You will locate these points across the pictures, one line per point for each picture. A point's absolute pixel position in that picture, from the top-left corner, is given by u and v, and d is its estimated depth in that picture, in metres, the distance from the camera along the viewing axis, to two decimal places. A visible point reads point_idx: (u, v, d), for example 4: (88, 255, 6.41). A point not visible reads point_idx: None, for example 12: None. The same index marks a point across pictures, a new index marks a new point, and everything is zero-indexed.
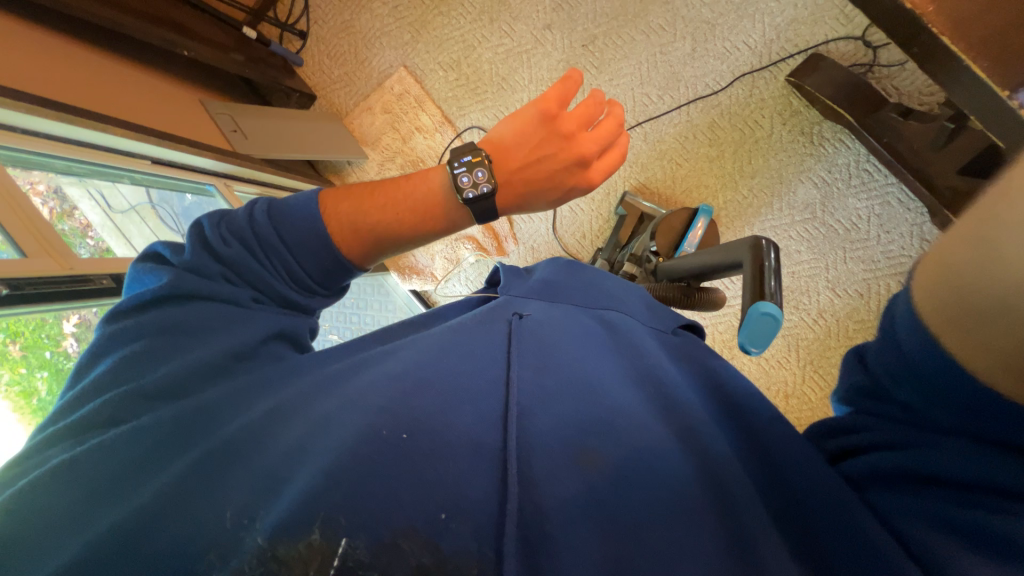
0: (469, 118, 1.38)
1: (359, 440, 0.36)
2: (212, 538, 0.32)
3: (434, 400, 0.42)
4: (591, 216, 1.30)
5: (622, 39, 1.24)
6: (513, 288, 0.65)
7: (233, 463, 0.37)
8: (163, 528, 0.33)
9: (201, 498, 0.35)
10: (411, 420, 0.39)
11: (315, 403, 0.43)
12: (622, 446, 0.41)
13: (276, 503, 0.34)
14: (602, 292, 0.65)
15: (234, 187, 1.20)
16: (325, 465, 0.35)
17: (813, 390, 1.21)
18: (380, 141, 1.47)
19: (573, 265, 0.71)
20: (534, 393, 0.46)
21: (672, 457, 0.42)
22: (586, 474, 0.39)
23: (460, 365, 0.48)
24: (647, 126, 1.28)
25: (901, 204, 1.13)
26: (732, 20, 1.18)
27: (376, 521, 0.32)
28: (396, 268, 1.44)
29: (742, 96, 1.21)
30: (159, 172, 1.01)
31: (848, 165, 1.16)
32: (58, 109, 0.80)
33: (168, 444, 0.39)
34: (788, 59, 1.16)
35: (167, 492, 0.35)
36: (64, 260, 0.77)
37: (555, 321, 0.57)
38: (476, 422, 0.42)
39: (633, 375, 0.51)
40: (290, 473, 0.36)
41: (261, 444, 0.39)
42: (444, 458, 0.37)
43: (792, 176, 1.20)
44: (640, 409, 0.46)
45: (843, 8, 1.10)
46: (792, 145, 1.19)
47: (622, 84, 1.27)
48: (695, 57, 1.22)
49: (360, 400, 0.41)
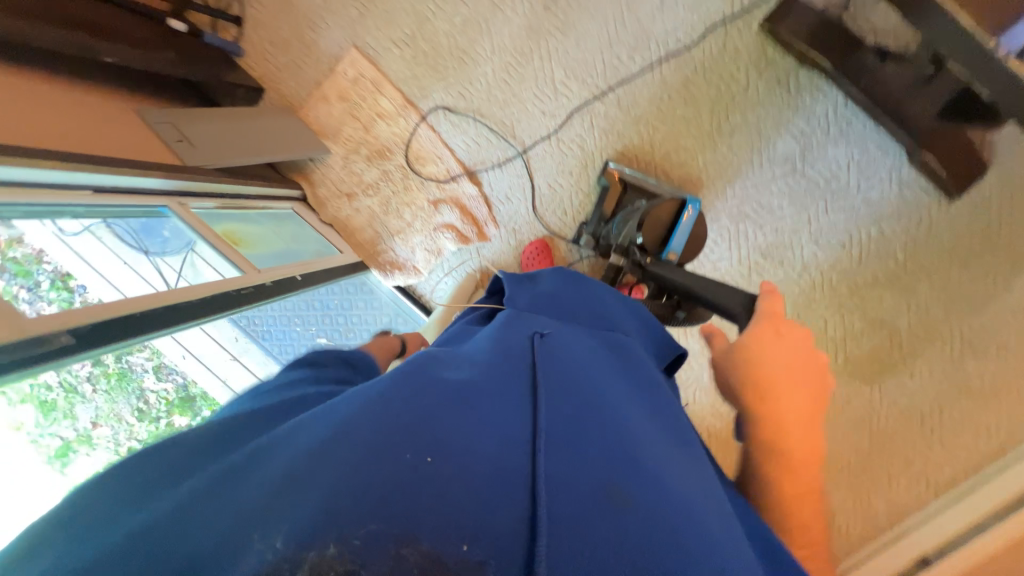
0: (433, 97, 1.29)
1: (384, 461, 0.38)
2: (228, 537, 0.34)
3: (460, 420, 0.43)
4: (571, 192, 1.27)
5: None
6: (519, 301, 0.66)
7: (261, 476, 0.39)
8: (194, 527, 0.35)
9: (229, 498, 0.37)
10: (436, 443, 0.40)
11: (333, 412, 0.43)
12: (648, 485, 0.43)
13: (295, 507, 0.35)
14: (615, 310, 0.70)
15: (190, 205, 1.04)
16: (336, 487, 0.36)
17: None
18: (341, 133, 1.33)
19: (578, 277, 0.73)
20: (563, 417, 0.48)
21: (689, 492, 0.45)
22: (621, 516, 0.39)
23: (490, 386, 0.49)
24: (621, 91, 1.20)
25: (880, 149, 1.13)
26: None
27: (386, 529, 0.34)
28: (376, 265, 1.38)
29: (717, 49, 1.15)
30: (103, 202, 0.87)
31: (827, 114, 1.14)
32: (16, 153, 0.72)
33: (210, 449, 0.42)
34: (761, 5, 1.11)
35: (198, 499, 0.37)
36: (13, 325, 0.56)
37: (574, 341, 0.60)
38: (500, 445, 0.43)
39: (651, 407, 0.55)
40: (311, 482, 0.37)
41: (281, 454, 0.40)
42: (468, 481, 0.39)
43: (771, 130, 1.17)
44: (653, 437, 0.50)
45: None
46: (770, 97, 1.15)
47: (589, 47, 1.19)
48: (664, 10, 1.15)
49: (385, 411, 0.42)
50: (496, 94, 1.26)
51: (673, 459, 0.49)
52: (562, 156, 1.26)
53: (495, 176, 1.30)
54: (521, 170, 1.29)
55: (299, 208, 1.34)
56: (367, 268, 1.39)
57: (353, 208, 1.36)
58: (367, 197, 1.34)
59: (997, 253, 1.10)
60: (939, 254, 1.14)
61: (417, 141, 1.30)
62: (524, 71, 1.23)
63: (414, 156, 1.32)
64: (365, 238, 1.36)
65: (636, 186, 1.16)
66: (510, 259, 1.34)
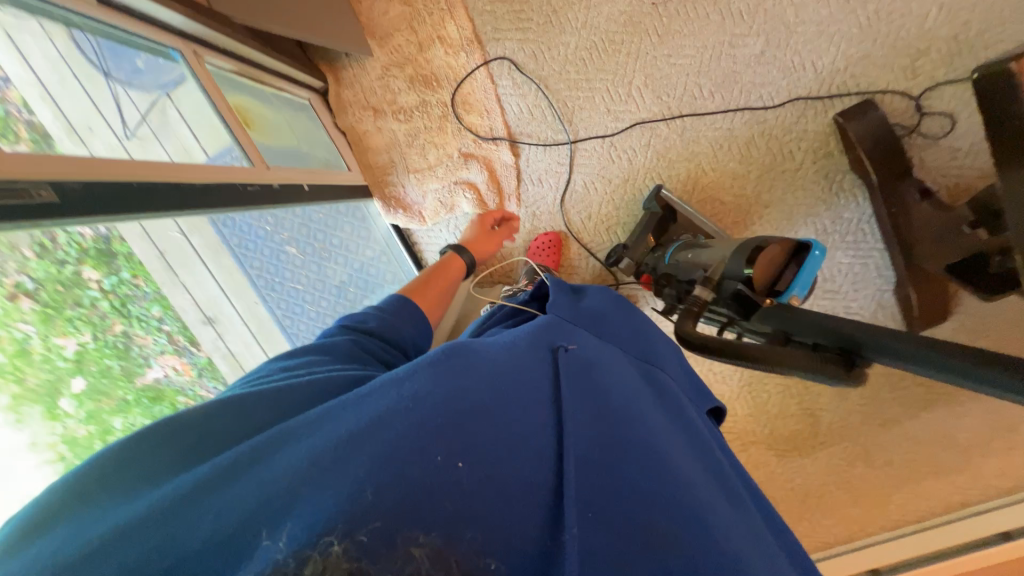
0: (503, 45, 1.17)
1: (413, 463, 0.37)
2: (244, 520, 0.34)
3: (487, 431, 0.43)
4: (603, 200, 1.24)
5: (695, 13, 1.11)
6: (560, 309, 0.67)
7: (282, 459, 0.38)
8: (208, 509, 0.35)
9: (244, 482, 0.37)
10: (466, 448, 0.40)
11: (365, 404, 0.43)
12: (691, 527, 0.42)
13: (314, 499, 0.34)
14: (651, 340, 0.70)
15: (205, 58, 0.89)
16: (363, 480, 0.35)
17: (741, 407, 1.39)
18: (391, 39, 1.17)
19: (623, 301, 0.75)
20: (594, 440, 0.47)
21: (730, 532, 0.43)
22: (655, 555, 0.39)
23: (517, 398, 0.48)
24: (690, 122, 1.18)
25: (877, 269, 1.22)
26: (811, 33, 1.10)
27: (395, 529, 0.33)
28: (381, 197, 1.27)
29: (789, 121, 1.16)
30: (103, 19, 0.71)
31: (851, 221, 1.20)
32: None
33: (231, 423, 0.43)
34: (845, 96, 1.12)
35: (217, 477, 0.37)
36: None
37: (608, 363, 0.60)
38: (529, 458, 0.43)
39: (688, 439, 0.55)
40: (333, 474, 0.36)
41: (301, 441, 0.40)
42: (491, 495, 0.39)
43: (800, 217, 1.21)
44: (688, 463, 0.50)
45: (914, 61, 1.09)
46: (813, 186, 1.19)
47: (678, 64, 1.14)
48: (761, 61, 1.13)
49: (412, 414, 0.41)
50: (569, 70, 1.17)
51: (708, 492, 0.48)
52: (608, 162, 1.22)
53: (536, 153, 1.23)
54: (563, 159, 1.23)
55: (316, 101, 1.17)
56: (370, 197, 1.27)
57: (375, 126, 1.22)
58: (395, 120, 1.22)
59: (919, 387, 1.23)
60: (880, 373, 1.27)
61: (471, 84, 1.19)
62: (607, 59, 1.16)
63: (462, 98, 1.20)
64: (379, 163, 1.25)
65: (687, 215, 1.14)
66: (521, 241, 1.30)
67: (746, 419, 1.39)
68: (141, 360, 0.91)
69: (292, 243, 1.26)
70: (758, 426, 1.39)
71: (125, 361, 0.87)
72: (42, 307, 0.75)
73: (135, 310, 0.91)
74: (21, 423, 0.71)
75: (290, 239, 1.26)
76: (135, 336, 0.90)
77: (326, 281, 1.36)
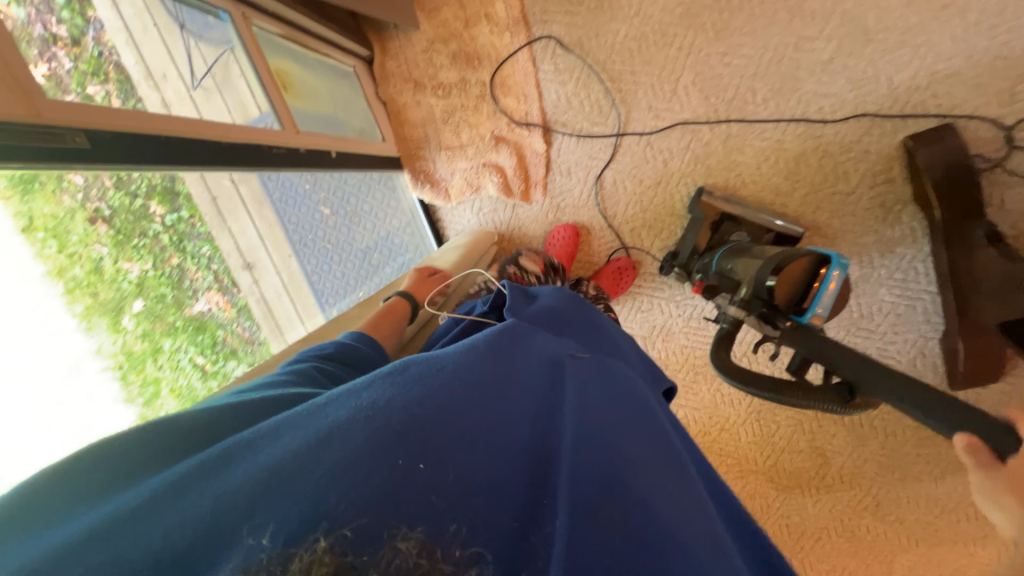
0: (550, 28, 1.13)
1: (376, 469, 0.40)
2: (215, 522, 0.37)
3: (445, 432, 0.44)
4: (630, 200, 1.21)
5: (761, 10, 1.02)
6: (518, 312, 0.68)
7: (245, 461, 0.41)
8: (174, 515, 0.38)
9: (212, 484, 0.40)
10: (426, 449, 0.43)
11: (323, 410, 0.45)
12: (639, 504, 0.46)
13: (289, 498, 0.38)
14: (606, 337, 0.71)
15: (253, 21, 0.91)
16: (328, 485, 0.39)
17: (747, 433, 1.33)
18: (438, 13, 1.17)
19: (577, 298, 0.75)
20: (554, 435, 0.50)
21: (676, 510, 0.48)
22: (610, 534, 0.44)
23: (478, 394, 0.50)
24: (736, 127, 1.10)
25: (925, 313, 1.11)
26: (893, 43, 0.99)
27: (373, 524, 0.37)
28: (412, 170, 1.29)
29: (849, 138, 1.05)
30: None
31: (903, 257, 1.09)
32: None
33: (185, 440, 0.44)
34: (920, 118, 1.01)
35: (177, 488, 0.40)
36: (30, 103, 0.48)
37: (567, 358, 0.60)
38: (490, 456, 0.45)
39: (648, 430, 0.57)
40: (299, 474, 0.39)
41: (261, 448, 0.42)
42: (458, 501, 0.41)
43: (845, 245, 1.12)
44: (647, 456, 0.53)
45: (1012, 85, 0.95)
46: (864, 214, 1.09)
47: (733, 64, 1.06)
48: (827, 69, 1.03)
49: (374, 418, 0.43)
50: (615, 61, 1.12)
51: (662, 477, 0.51)
52: (641, 161, 1.17)
53: (570, 144, 1.20)
54: (602, 153, 1.19)
55: (360, 70, 1.20)
56: (401, 169, 1.29)
57: (413, 100, 1.25)
58: (434, 96, 1.23)
59: (951, 448, 1.14)
60: (908, 424, 1.17)
61: (512, 66, 1.17)
62: (656, 53, 1.10)
63: (502, 79, 1.19)
64: (414, 137, 1.27)
65: (737, 221, 1.10)
66: (541, 230, 1.29)
67: (750, 447, 1.33)
68: (190, 293, 1.00)
69: (326, 204, 1.32)
70: (761, 457, 1.32)
71: (177, 291, 0.98)
72: (115, 232, 0.87)
73: (190, 247, 1.00)
74: (91, 330, 0.84)
75: (324, 200, 1.32)
76: (187, 270, 1.00)
77: (354, 245, 1.40)
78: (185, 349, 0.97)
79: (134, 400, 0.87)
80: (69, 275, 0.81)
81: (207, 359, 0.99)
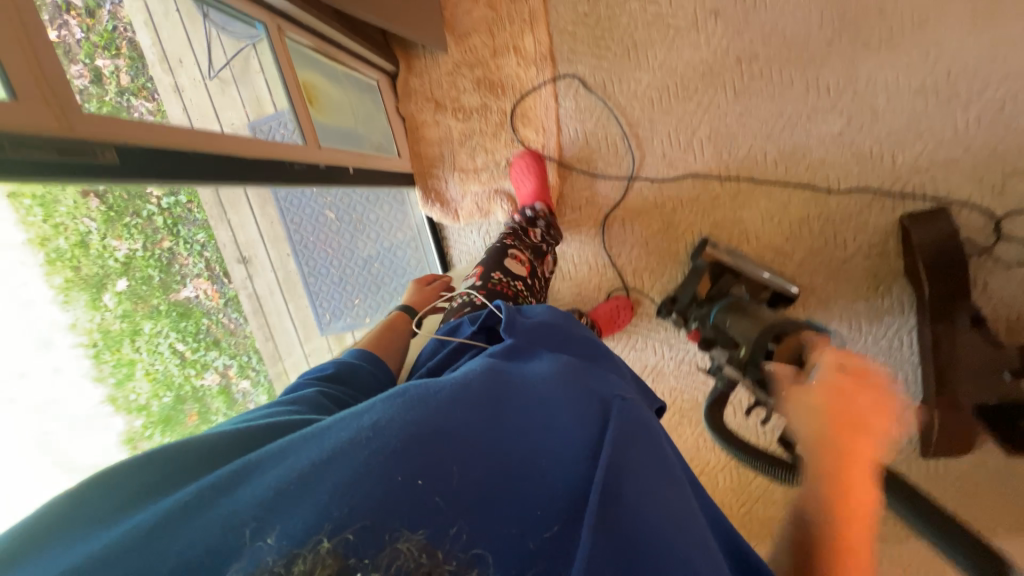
0: (576, 67, 1.16)
1: (376, 486, 0.40)
2: (217, 542, 0.37)
3: (443, 448, 0.44)
4: (635, 242, 1.23)
5: (780, 79, 1.06)
6: (513, 330, 0.68)
7: (248, 481, 0.41)
8: (178, 540, 0.37)
9: (217, 506, 0.39)
10: (425, 465, 0.42)
11: (325, 434, 0.45)
12: (636, 504, 0.46)
13: (292, 511, 0.38)
14: (601, 355, 0.71)
15: (286, 33, 0.91)
16: (330, 499, 0.38)
17: (724, 479, 1.35)
18: (467, 39, 1.18)
19: (568, 318, 0.75)
20: (550, 444, 0.49)
21: (673, 514, 0.47)
22: (612, 537, 0.43)
23: (471, 410, 0.49)
24: (745, 185, 1.13)
25: (904, 382, 1.16)
26: (898, 127, 1.04)
27: (373, 528, 0.37)
28: (423, 188, 1.29)
29: (850, 209, 1.10)
30: None
31: (889, 327, 1.14)
32: None
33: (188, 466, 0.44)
34: (917, 198, 1.06)
35: (181, 510, 0.39)
36: (63, 116, 0.48)
37: (559, 370, 0.60)
38: (488, 470, 0.44)
39: (647, 430, 0.56)
40: (303, 492, 0.39)
41: (266, 470, 0.42)
42: (460, 516, 0.40)
43: (836, 309, 1.16)
44: (646, 456, 0.51)
45: (1004, 179, 1.01)
46: (857, 282, 1.13)
47: (748, 126, 1.10)
48: (836, 142, 1.07)
49: (374, 438, 0.43)
50: (635, 108, 1.15)
51: (662, 482, 0.50)
52: (650, 206, 1.20)
53: (583, 181, 1.23)
54: (613, 194, 1.21)
55: (383, 84, 1.21)
56: (412, 185, 1.29)
57: (432, 119, 1.25)
58: (454, 118, 1.24)
59: None
60: None
61: (535, 100, 1.19)
62: (675, 106, 1.13)
63: (523, 110, 1.21)
64: (429, 155, 1.27)
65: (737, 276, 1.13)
66: None
67: (726, 492, 1.35)
68: (178, 278, 1.00)
69: (331, 208, 1.29)
70: (735, 503, 1.35)
71: (165, 275, 0.96)
72: (106, 210, 0.77)
73: (184, 232, 0.96)
74: (68, 304, 0.82)
75: (330, 204, 1.28)
76: (178, 255, 0.98)
77: (356, 254, 1.38)
78: (165, 334, 0.99)
79: (105, 378, 0.89)
80: (52, 247, 0.76)
81: (186, 346, 1.02)
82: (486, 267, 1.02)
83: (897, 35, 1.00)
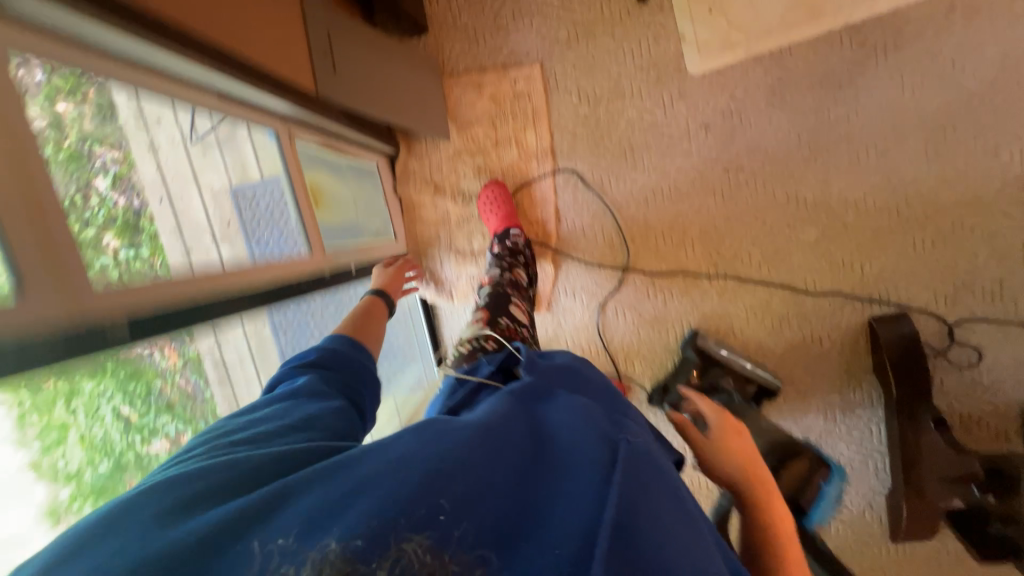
0: (575, 163, 1.20)
1: (395, 514, 0.37)
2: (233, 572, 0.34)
3: (467, 473, 0.41)
4: (628, 329, 1.26)
5: (763, 189, 1.15)
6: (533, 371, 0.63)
7: (263, 512, 0.38)
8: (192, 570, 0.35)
9: (232, 548, 0.36)
10: (449, 486, 0.39)
11: (346, 464, 0.42)
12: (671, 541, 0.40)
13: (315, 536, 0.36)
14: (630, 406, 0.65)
15: (296, 136, 0.91)
16: (356, 526, 0.37)
17: None
18: (470, 129, 1.21)
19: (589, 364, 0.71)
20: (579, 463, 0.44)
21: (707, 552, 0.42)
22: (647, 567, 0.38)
23: (499, 437, 0.46)
24: (732, 282, 1.20)
25: (875, 470, 1.23)
26: (865, 239, 1.14)
27: (385, 538, 0.36)
28: (418, 267, 1.28)
29: (826, 309, 1.18)
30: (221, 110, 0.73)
31: (861, 418, 1.21)
32: (160, 39, 0.55)
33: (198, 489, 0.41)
34: (882, 303, 1.16)
35: (194, 537, 0.36)
36: (72, 296, 0.51)
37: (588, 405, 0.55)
38: (513, 494, 0.41)
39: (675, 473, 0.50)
40: (325, 524, 0.37)
41: (280, 500, 0.39)
42: (478, 536, 0.38)
43: (814, 400, 1.23)
44: (675, 493, 0.46)
45: (955, 290, 1.13)
46: (833, 376, 1.21)
47: (735, 230, 1.17)
48: (813, 249, 1.16)
49: (400, 470, 0.40)
50: (631, 205, 1.20)
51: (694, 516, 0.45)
52: (643, 297, 1.24)
53: (579, 269, 1.25)
54: (609, 283, 1.24)
55: (382, 167, 1.19)
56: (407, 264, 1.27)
57: (430, 202, 1.25)
58: (452, 201, 1.24)
59: None
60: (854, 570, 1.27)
61: (535, 190, 1.22)
62: (668, 207, 1.19)
63: (523, 198, 1.24)
64: (426, 236, 1.26)
65: (726, 368, 1.17)
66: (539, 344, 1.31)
67: None
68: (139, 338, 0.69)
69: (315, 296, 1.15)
70: None
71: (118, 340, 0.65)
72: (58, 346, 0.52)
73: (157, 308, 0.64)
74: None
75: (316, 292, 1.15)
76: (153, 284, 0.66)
77: None
78: (109, 395, 0.70)
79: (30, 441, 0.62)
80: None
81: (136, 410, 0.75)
82: (490, 313, 0.99)
83: (862, 161, 1.11)
